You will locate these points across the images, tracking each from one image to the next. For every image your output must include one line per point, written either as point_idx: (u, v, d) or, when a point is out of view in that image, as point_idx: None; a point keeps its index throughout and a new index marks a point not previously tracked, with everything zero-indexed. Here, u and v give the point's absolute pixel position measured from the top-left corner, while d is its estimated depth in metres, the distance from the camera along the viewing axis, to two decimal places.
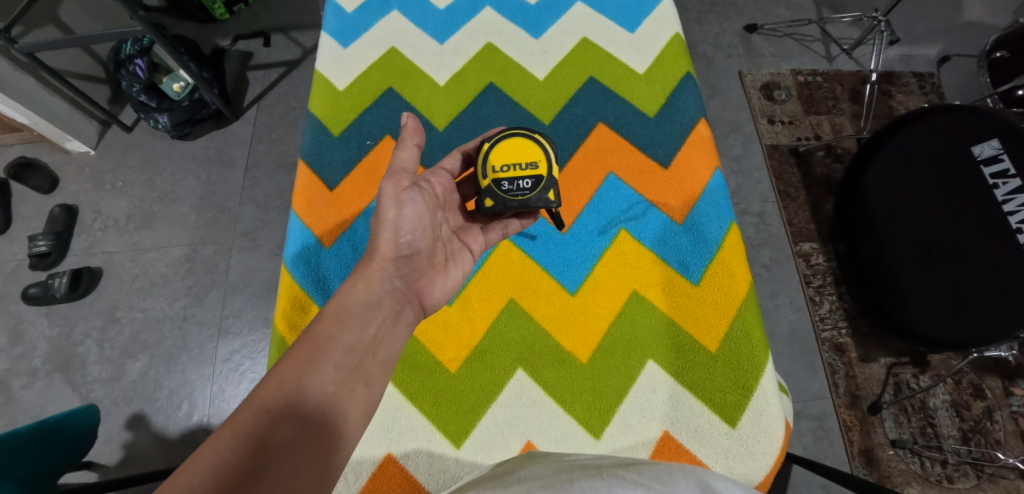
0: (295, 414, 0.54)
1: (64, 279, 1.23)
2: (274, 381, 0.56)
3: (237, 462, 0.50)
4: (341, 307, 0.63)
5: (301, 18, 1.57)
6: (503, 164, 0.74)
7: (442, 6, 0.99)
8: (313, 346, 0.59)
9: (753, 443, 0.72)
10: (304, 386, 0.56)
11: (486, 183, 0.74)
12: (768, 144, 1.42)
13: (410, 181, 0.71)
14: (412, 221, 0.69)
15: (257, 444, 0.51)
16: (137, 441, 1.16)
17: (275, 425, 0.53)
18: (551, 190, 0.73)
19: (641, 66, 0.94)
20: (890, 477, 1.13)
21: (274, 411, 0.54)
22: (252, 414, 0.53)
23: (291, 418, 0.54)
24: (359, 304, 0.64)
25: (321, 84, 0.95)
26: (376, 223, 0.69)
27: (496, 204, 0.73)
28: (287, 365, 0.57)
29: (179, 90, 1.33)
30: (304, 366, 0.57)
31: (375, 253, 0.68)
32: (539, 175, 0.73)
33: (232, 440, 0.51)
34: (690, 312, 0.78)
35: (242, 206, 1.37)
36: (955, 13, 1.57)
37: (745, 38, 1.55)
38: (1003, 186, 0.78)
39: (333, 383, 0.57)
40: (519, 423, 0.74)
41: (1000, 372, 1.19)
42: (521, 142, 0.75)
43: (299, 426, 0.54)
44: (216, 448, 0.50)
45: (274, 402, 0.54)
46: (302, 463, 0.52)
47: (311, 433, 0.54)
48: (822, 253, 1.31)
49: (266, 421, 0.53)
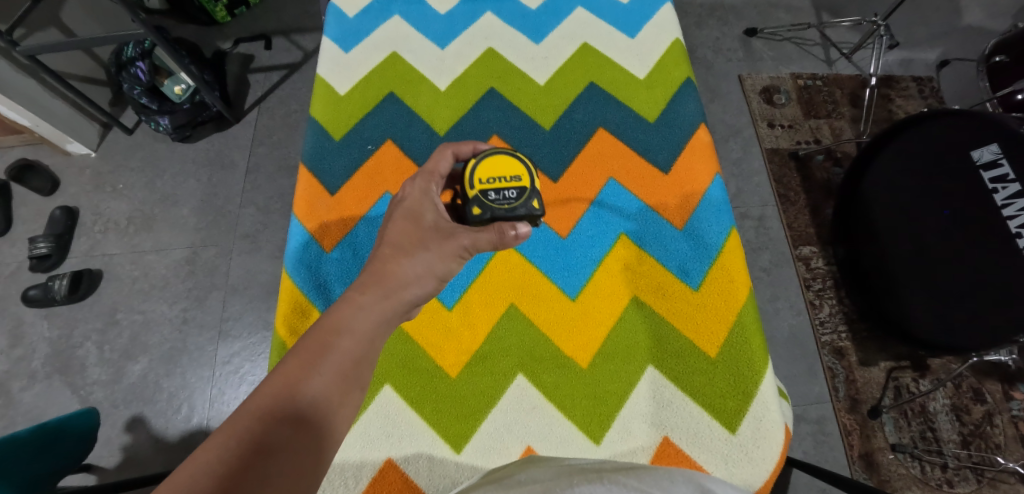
0: (298, 412, 0.51)
1: (64, 281, 1.23)
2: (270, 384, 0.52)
3: (233, 464, 0.46)
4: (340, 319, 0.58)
5: (303, 21, 1.57)
6: (489, 176, 0.73)
7: (443, 11, 1.00)
8: (312, 348, 0.55)
9: (754, 449, 0.72)
10: (305, 388, 0.52)
11: (472, 193, 0.72)
12: (768, 147, 1.42)
13: (472, 240, 0.67)
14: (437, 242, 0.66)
15: (254, 442, 0.48)
16: (136, 443, 1.16)
17: (273, 424, 0.50)
18: (536, 198, 0.74)
19: (641, 71, 0.94)
20: (889, 481, 1.13)
21: (276, 409, 0.50)
22: (254, 411, 0.50)
23: (291, 414, 0.51)
24: (371, 320, 0.59)
25: (323, 89, 0.96)
26: (418, 255, 0.65)
27: (484, 213, 0.71)
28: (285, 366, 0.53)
29: (179, 93, 1.33)
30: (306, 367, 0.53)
31: (390, 268, 0.63)
32: (524, 185, 0.73)
33: (227, 441, 0.48)
34: (690, 318, 0.78)
35: (243, 208, 1.37)
36: (954, 17, 1.58)
37: (745, 42, 1.56)
38: (1002, 190, 0.80)
39: (334, 388, 0.53)
40: (519, 429, 0.74)
41: (1000, 376, 1.19)
42: (504, 157, 0.74)
43: (299, 426, 0.50)
44: (206, 451, 0.47)
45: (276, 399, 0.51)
46: (300, 466, 0.48)
47: (310, 433, 0.51)
48: (822, 257, 1.31)
49: (262, 421, 0.50)
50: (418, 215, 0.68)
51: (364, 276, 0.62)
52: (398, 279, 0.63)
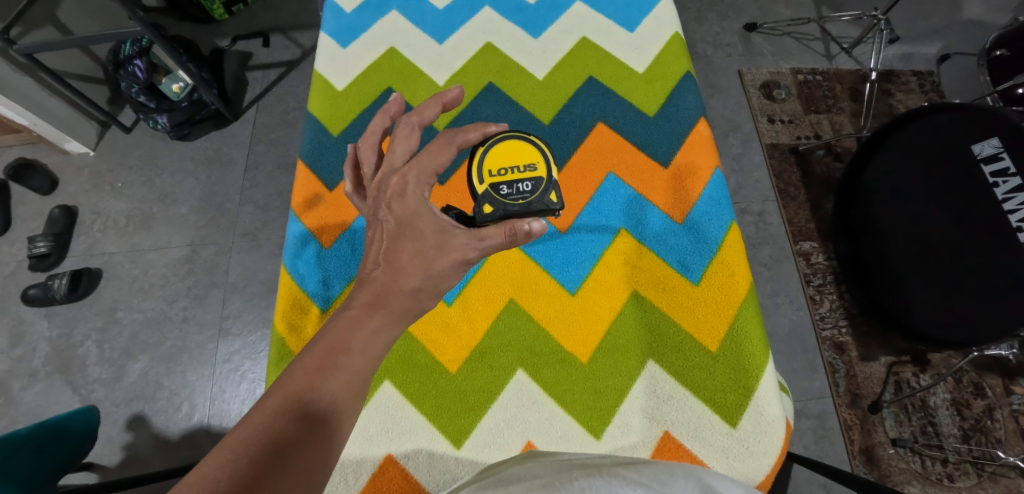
0: (308, 415, 0.49)
1: (64, 280, 1.23)
2: (274, 400, 0.49)
3: (239, 485, 0.44)
4: (343, 341, 0.54)
5: (301, 18, 1.57)
6: (500, 167, 0.68)
7: (441, 5, 0.99)
8: (320, 364, 0.52)
9: (754, 443, 0.72)
10: (311, 403, 0.50)
11: (482, 189, 0.68)
12: (767, 143, 1.42)
13: (478, 253, 0.60)
14: (442, 258, 0.59)
15: (260, 463, 0.45)
16: (138, 441, 1.16)
17: (279, 440, 0.47)
18: (553, 191, 0.69)
19: (640, 65, 0.94)
20: (890, 476, 1.13)
21: (287, 412, 0.49)
22: (266, 414, 0.48)
23: (298, 429, 0.48)
24: (372, 337, 0.56)
25: (320, 84, 0.95)
26: (420, 276, 0.59)
27: (495, 210, 0.67)
28: (290, 383, 0.50)
29: (178, 90, 1.34)
30: (311, 383, 0.51)
31: (393, 288, 0.58)
32: (540, 176, 0.68)
33: (228, 461, 0.45)
34: (690, 312, 0.78)
35: (242, 206, 1.37)
36: (955, 11, 1.57)
37: (745, 36, 1.55)
38: (1003, 184, 0.79)
39: (344, 395, 0.52)
40: (519, 424, 0.74)
41: (1000, 370, 1.19)
42: (516, 143, 0.70)
43: (306, 440, 0.48)
44: (204, 473, 0.43)
45: (287, 404, 0.49)
46: (309, 485, 0.46)
47: (317, 443, 0.48)
48: (823, 252, 1.31)
49: (265, 437, 0.47)
50: (417, 233, 0.60)
51: (366, 297, 0.58)
52: (400, 300, 0.58)
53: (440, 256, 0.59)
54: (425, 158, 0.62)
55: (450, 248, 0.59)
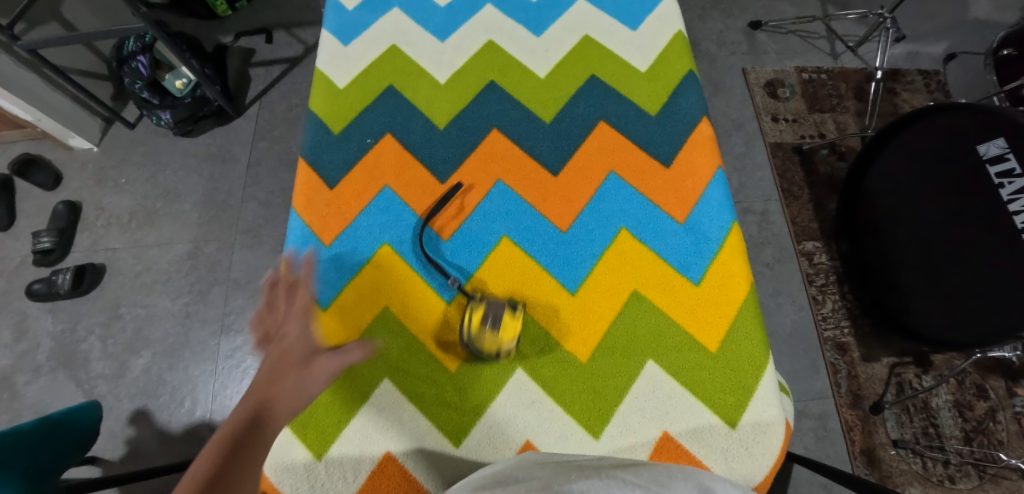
0: (250, 435, 0.64)
1: (68, 275, 1.24)
2: (215, 441, 0.63)
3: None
4: (268, 392, 0.69)
5: (303, 15, 1.57)
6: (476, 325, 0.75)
7: (443, 3, 0.99)
8: (252, 407, 0.67)
9: (754, 444, 0.72)
10: (260, 423, 0.66)
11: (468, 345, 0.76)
12: (771, 142, 1.41)
13: (327, 360, 0.72)
14: (309, 361, 0.72)
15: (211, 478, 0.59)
16: (141, 436, 1.17)
17: (222, 462, 0.61)
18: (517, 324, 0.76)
19: (643, 64, 0.93)
20: (891, 477, 1.12)
21: (230, 440, 0.63)
22: (209, 452, 0.61)
23: (242, 445, 0.63)
24: (290, 387, 0.69)
25: (321, 81, 0.95)
26: (298, 372, 0.70)
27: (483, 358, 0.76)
28: (231, 422, 0.65)
29: (181, 86, 1.32)
30: (255, 413, 0.67)
31: (281, 371, 0.71)
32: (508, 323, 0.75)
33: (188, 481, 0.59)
34: (690, 312, 0.78)
35: (245, 203, 1.37)
36: (962, 10, 1.56)
37: (749, 34, 1.54)
38: (1009, 185, 0.74)
39: (283, 415, 0.68)
40: (519, 423, 0.74)
41: (1003, 372, 1.18)
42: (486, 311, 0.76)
43: (234, 467, 0.61)
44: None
45: (229, 434, 0.64)
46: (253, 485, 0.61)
47: (260, 450, 0.64)
48: (825, 252, 1.30)
49: (213, 461, 0.61)
50: (288, 348, 0.73)
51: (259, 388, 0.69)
52: (287, 381, 0.70)
53: (310, 359, 0.72)
54: (271, 304, 0.78)
55: (314, 358, 0.72)
